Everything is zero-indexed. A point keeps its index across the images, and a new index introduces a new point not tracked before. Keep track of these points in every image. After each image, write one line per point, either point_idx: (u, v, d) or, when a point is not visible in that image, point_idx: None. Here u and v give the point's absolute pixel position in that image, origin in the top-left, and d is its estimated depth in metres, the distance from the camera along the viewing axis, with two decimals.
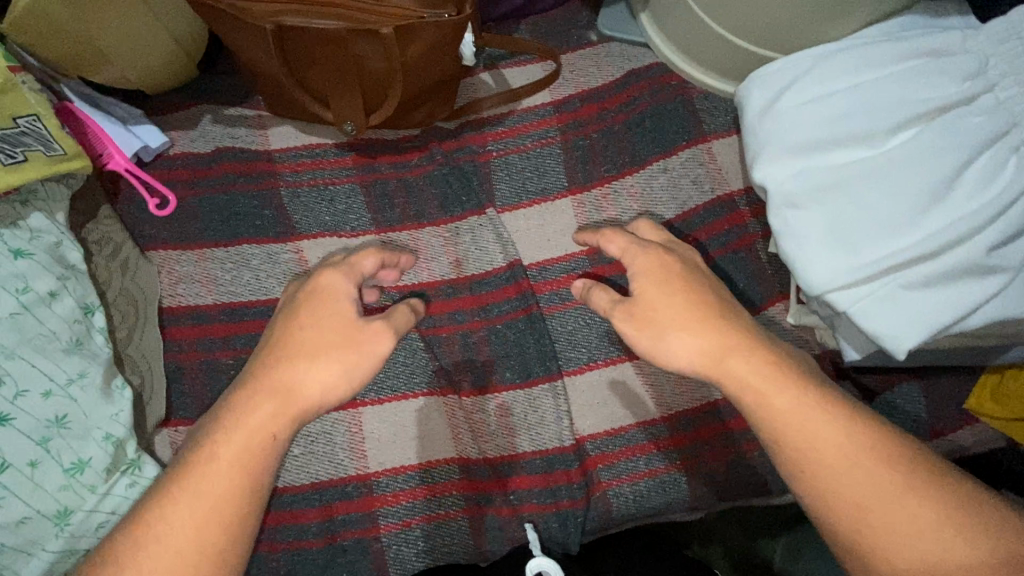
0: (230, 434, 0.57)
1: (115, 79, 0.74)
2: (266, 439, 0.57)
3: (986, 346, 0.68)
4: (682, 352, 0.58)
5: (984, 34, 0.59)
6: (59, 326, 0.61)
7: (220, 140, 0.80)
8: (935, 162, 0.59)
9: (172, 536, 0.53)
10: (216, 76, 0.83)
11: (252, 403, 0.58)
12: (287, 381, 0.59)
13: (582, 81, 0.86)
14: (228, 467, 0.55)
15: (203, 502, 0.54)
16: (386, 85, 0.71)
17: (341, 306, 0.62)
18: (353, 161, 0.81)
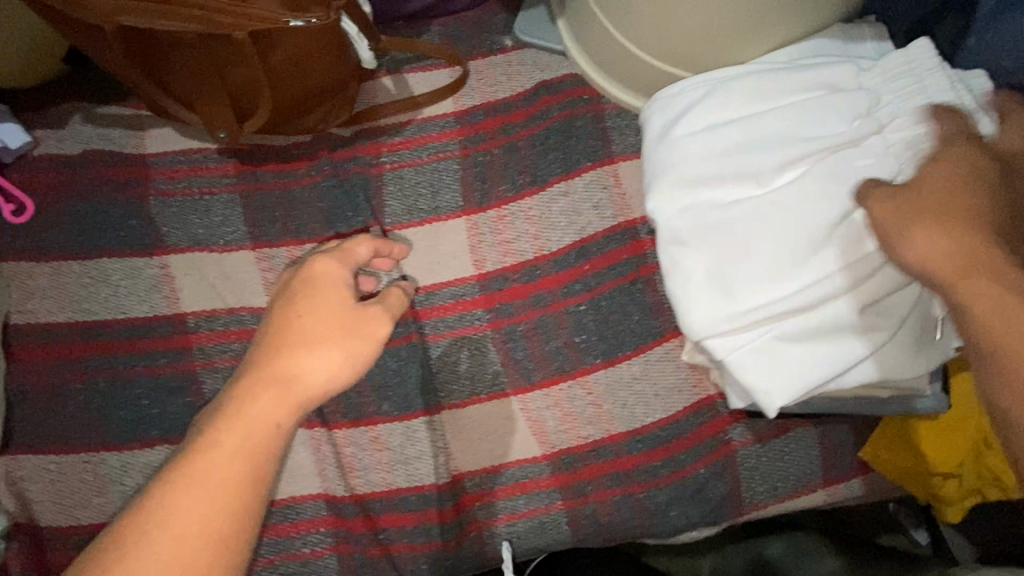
0: (235, 419, 0.51)
1: None
2: (270, 427, 0.51)
3: (882, 398, 0.65)
4: (938, 253, 0.48)
5: (880, 68, 0.56)
6: None
7: (90, 141, 0.73)
8: (822, 208, 0.55)
9: (178, 530, 0.46)
10: (91, 72, 0.77)
11: (260, 389, 0.52)
12: (291, 366, 0.54)
13: (489, 92, 0.81)
14: (230, 453, 0.49)
15: (203, 493, 0.47)
16: (253, 92, 0.66)
17: (338, 291, 0.58)
18: (234, 169, 0.75)
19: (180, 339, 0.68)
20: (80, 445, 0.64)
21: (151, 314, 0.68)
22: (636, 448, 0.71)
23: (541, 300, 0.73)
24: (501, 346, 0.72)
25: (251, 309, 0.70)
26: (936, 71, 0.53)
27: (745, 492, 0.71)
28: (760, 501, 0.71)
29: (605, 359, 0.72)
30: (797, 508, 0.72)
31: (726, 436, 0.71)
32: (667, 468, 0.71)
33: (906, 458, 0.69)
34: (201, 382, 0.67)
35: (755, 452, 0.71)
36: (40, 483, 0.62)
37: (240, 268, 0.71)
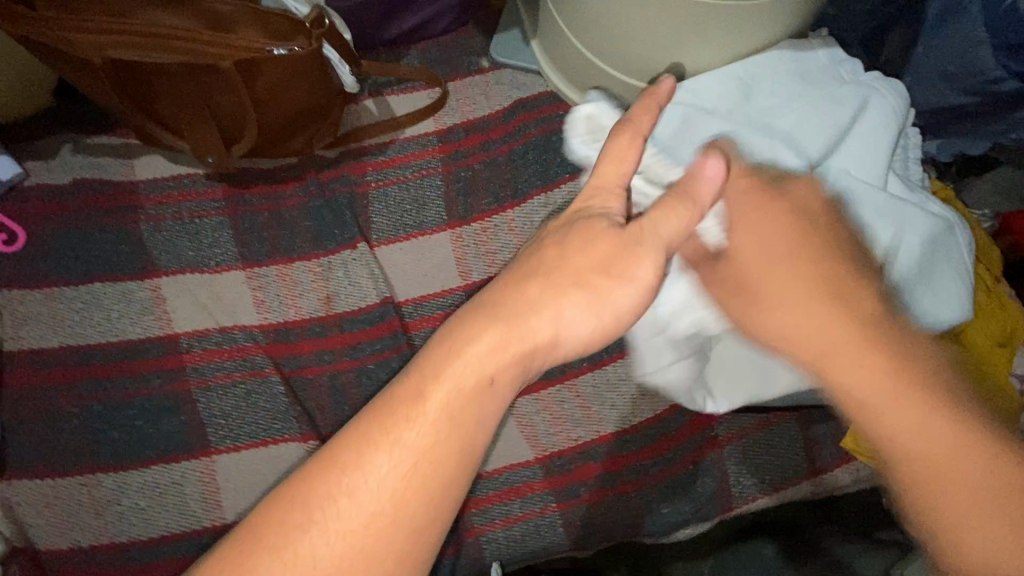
0: (457, 375, 0.42)
1: None
2: (485, 382, 0.42)
3: None
4: (799, 319, 0.47)
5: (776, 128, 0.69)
6: None
7: (79, 170, 0.76)
8: None
9: (384, 491, 0.40)
10: (77, 103, 0.78)
11: (486, 340, 0.43)
12: (518, 307, 0.44)
13: (468, 111, 0.84)
14: (443, 409, 0.41)
15: (396, 456, 0.40)
16: (239, 120, 0.69)
17: (594, 231, 0.47)
18: (223, 193, 0.78)
19: (172, 359, 0.69)
20: (73, 468, 0.64)
21: (143, 336, 0.70)
22: (626, 448, 0.73)
23: None
24: None
25: (243, 326, 0.72)
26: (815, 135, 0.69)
27: (734, 487, 0.73)
28: (748, 495, 0.73)
29: (590, 361, 0.75)
30: (785, 500, 0.74)
31: (710, 432, 0.73)
32: (657, 466, 0.73)
33: None
34: (195, 400, 0.68)
35: (740, 446, 0.73)
36: (35, 508, 0.62)
37: (230, 288, 0.73)
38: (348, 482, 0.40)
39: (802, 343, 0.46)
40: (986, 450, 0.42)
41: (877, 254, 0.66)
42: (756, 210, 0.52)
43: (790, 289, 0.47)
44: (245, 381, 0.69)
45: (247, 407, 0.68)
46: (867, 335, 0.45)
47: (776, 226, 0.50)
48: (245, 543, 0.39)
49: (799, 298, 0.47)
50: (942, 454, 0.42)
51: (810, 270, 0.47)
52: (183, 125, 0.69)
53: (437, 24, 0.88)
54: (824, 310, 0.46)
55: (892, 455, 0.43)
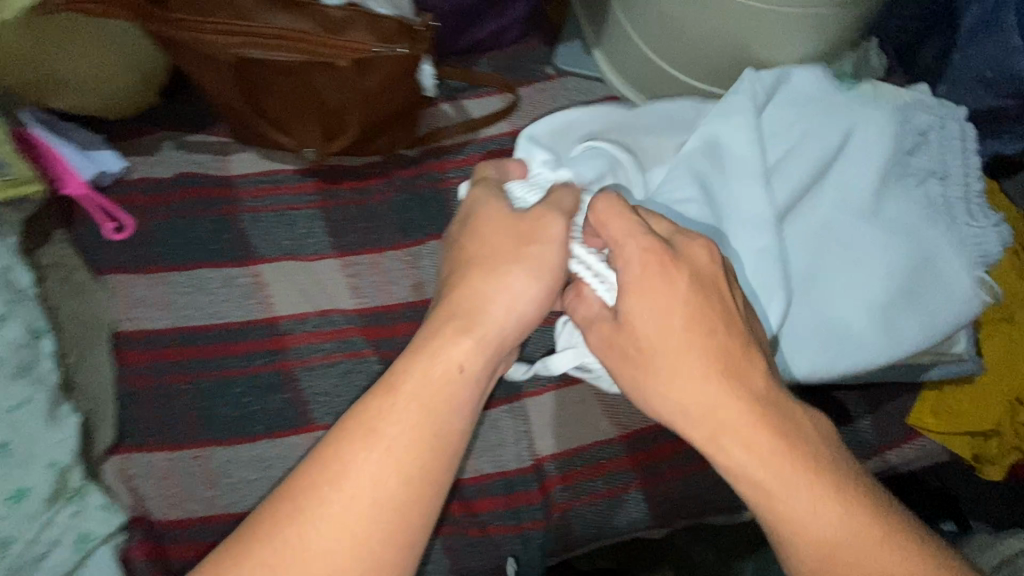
0: (427, 365, 0.51)
1: (78, 106, 0.74)
2: (453, 365, 0.51)
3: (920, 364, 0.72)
4: (697, 393, 0.50)
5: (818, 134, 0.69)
6: (5, 352, 0.63)
7: (180, 165, 0.80)
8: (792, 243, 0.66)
9: (378, 472, 0.47)
10: (179, 105, 0.84)
11: (451, 336, 0.52)
12: (473, 302, 0.54)
13: (537, 114, 0.90)
14: (415, 397, 0.49)
15: (386, 442, 0.48)
16: (344, 116, 0.73)
17: (506, 219, 0.56)
18: (314, 186, 0.82)
19: (274, 340, 0.73)
20: (185, 443, 0.67)
21: (247, 318, 0.73)
22: None
23: None
24: None
25: (340, 310, 0.75)
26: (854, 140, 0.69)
27: None
28: None
29: None
30: None
31: None
32: None
33: (959, 423, 0.74)
34: (297, 379, 0.71)
35: None
36: (150, 479, 0.65)
37: (326, 274, 0.77)
38: (343, 469, 0.47)
39: (699, 421, 0.50)
40: (861, 519, 0.48)
41: (910, 260, 0.67)
42: (649, 280, 0.51)
43: (677, 364, 0.50)
44: (344, 361, 0.72)
45: (346, 385, 0.71)
46: (747, 410, 0.49)
47: (675, 308, 0.51)
48: (259, 529, 0.46)
49: (699, 374, 0.50)
50: (829, 528, 0.47)
51: (710, 348, 0.50)
52: (289, 120, 0.74)
53: (506, 35, 0.94)
54: (717, 386, 0.50)
55: (770, 518, 0.49)
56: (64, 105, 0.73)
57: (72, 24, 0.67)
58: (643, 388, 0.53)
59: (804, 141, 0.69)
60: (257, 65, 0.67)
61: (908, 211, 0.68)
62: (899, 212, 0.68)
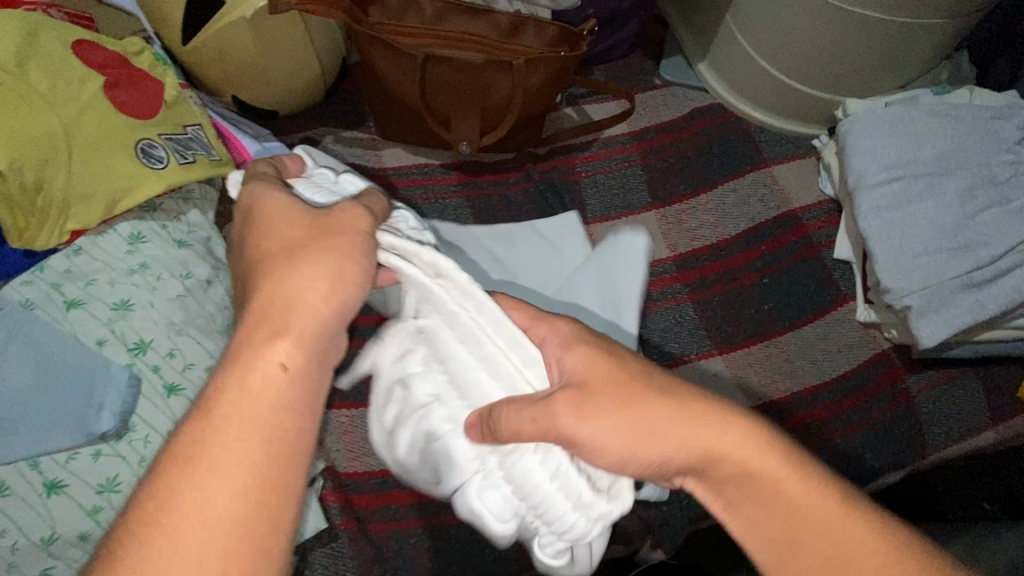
0: (241, 377, 0.39)
1: (275, 103, 0.85)
2: (275, 373, 0.40)
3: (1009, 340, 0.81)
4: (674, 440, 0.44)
5: (938, 125, 0.82)
6: (213, 309, 0.67)
7: (341, 157, 0.87)
8: (907, 204, 0.79)
9: (209, 504, 0.36)
10: (334, 105, 0.92)
11: (258, 341, 0.41)
12: (281, 297, 0.43)
13: (654, 116, 0.97)
14: (238, 425, 0.38)
15: (217, 489, 0.36)
16: (501, 110, 0.82)
17: (288, 210, 0.48)
18: (459, 178, 0.89)
19: None
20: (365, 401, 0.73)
21: None
22: (829, 399, 0.80)
23: (733, 275, 0.86)
24: (701, 315, 0.84)
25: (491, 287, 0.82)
26: (970, 132, 0.81)
27: (928, 435, 0.80)
28: (940, 444, 0.80)
29: (791, 322, 0.84)
30: (973, 449, 0.81)
31: (902, 386, 0.81)
32: (856, 417, 0.79)
33: None
34: None
35: (929, 398, 0.81)
36: (335, 434, 0.73)
37: None
38: (165, 517, 0.35)
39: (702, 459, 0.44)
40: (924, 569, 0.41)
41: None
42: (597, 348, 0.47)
43: (614, 416, 0.44)
44: None
45: None
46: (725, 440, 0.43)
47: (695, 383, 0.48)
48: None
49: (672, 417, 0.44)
50: None
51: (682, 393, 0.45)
52: (454, 114, 0.82)
53: (623, 46, 1.01)
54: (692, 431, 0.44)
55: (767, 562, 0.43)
56: (264, 103, 0.85)
57: (290, 30, 0.79)
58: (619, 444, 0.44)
59: (925, 133, 0.82)
60: (443, 62, 0.76)
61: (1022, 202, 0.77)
62: (1016, 203, 0.77)
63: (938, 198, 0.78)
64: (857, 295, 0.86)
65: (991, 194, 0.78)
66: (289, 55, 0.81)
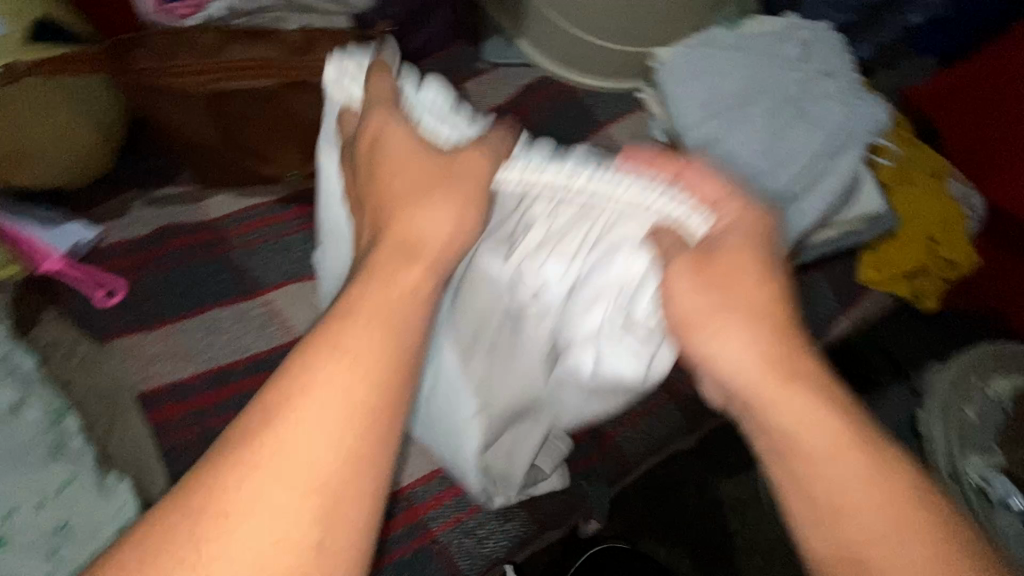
0: (376, 292, 0.40)
1: (61, 176, 0.75)
2: (407, 290, 0.41)
3: (843, 240, 0.88)
4: (732, 360, 0.43)
5: (736, 59, 0.87)
6: (33, 436, 0.58)
7: (157, 220, 0.78)
8: (731, 136, 0.83)
9: (337, 400, 0.35)
10: (138, 160, 0.83)
11: (394, 265, 0.42)
12: (410, 233, 0.44)
13: (488, 103, 0.97)
14: (368, 333, 0.38)
15: (333, 394, 0.35)
16: (314, 131, 0.76)
17: (411, 153, 0.47)
18: (298, 211, 0.82)
19: None
20: None
21: (270, 345, 0.72)
22: None
23: None
24: None
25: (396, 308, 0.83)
26: (765, 59, 0.87)
27: None
28: None
29: None
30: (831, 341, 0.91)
31: None
32: None
33: (890, 256, 0.90)
34: None
35: None
36: None
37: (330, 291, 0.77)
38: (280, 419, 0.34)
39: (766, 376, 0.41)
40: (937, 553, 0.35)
41: (830, 138, 0.83)
42: (736, 253, 0.45)
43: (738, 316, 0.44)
44: None
45: None
46: (778, 383, 0.41)
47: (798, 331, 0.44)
48: None
49: (746, 326, 0.43)
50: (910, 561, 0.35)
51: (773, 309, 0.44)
52: (268, 146, 0.76)
53: (438, 39, 0.99)
54: (768, 368, 0.41)
55: (798, 512, 0.39)
56: (46, 182, 0.74)
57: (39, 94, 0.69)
58: (693, 344, 0.45)
59: (727, 69, 0.87)
60: (234, 95, 0.71)
61: (819, 111, 0.84)
62: (815, 114, 0.84)
63: (752, 124, 0.84)
64: None
65: (793, 112, 0.84)
66: (53, 122, 0.71)
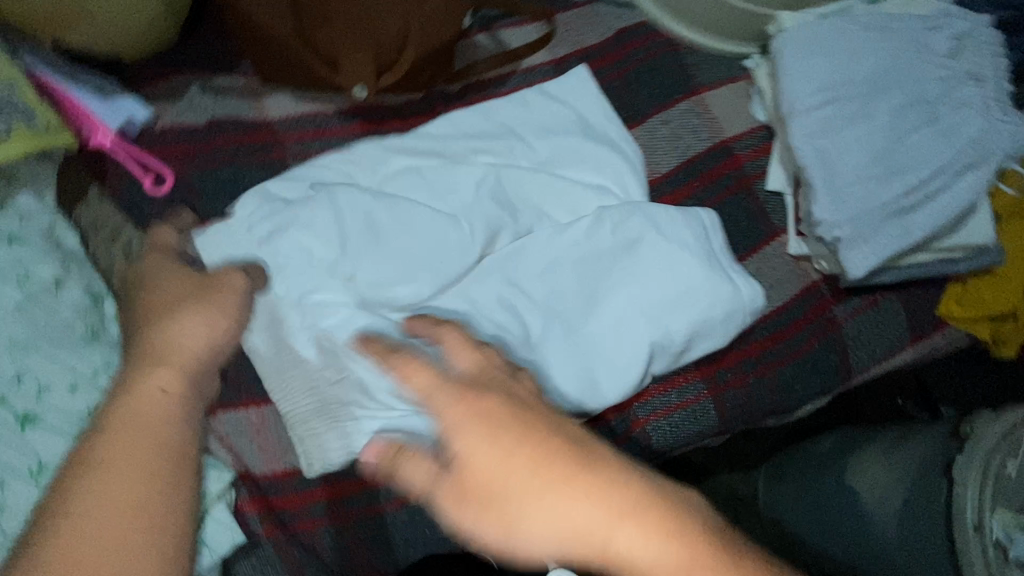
0: (128, 403, 0.47)
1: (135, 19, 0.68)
2: (158, 391, 0.48)
3: (932, 265, 0.81)
4: (560, 520, 0.41)
5: (875, 42, 0.77)
6: (70, 315, 0.57)
7: (214, 111, 0.73)
8: (845, 131, 0.75)
9: (107, 491, 0.43)
10: (194, 41, 0.77)
11: (143, 370, 0.49)
12: (163, 337, 0.51)
13: (577, 40, 0.87)
14: (131, 432, 0.45)
15: (109, 492, 0.43)
16: (397, 43, 0.71)
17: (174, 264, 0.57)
18: (359, 128, 0.77)
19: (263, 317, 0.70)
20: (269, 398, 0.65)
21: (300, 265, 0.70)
22: (758, 334, 0.78)
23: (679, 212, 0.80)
24: None
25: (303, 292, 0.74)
26: (902, 51, 0.77)
27: (853, 360, 0.80)
28: (864, 366, 0.81)
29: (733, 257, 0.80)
30: (893, 367, 0.83)
31: (831, 314, 0.80)
32: (785, 348, 0.78)
33: (987, 292, 0.82)
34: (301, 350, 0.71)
35: (856, 323, 0.81)
36: (244, 437, 0.63)
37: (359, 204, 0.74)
38: (78, 480, 0.43)
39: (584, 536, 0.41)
40: None
41: (957, 152, 0.74)
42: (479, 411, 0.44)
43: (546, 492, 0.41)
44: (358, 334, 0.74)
45: None
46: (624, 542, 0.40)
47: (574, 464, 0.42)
48: None
49: (568, 480, 0.41)
50: None
51: (557, 472, 0.41)
52: (341, 53, 0.70)
53: None
54: (587, 497, 0.41)
55: None
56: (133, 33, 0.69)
57: None
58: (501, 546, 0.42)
59: (860, 53, 0.77)
60: None
61: (950, 120, 0.74)
62: (943, 122, 0.75)
63: (868, 121, 0.75)
64: (788, 228, 0.82)
65: (920, 115, 0.75)
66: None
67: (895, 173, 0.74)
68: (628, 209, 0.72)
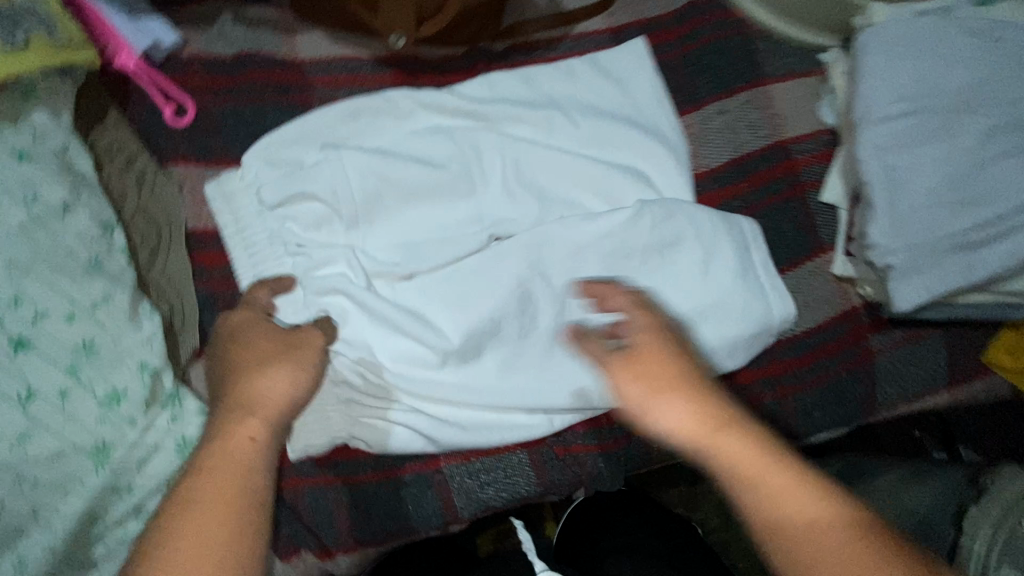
0: (222, 449, 0.45)
1: None
2: (245, 442, 0.45)
3: (987, 308, 0.74)
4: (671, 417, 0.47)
5: (975, 52, 0.68)
6: (74, 242, 0.55)
7: (244, 43, 0.69)
8: (924, 149, 0.67)
9: (197, 541, 0.40)
10: None
11: (233, 420, 0.47)
12: (245, 392, 0.49)
13: (639, 9, 0.79)
14: (220, 480, 0.43)
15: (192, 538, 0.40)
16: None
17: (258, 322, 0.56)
18: (393, 79, 0.72)
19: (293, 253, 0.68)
20: None
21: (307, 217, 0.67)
22: (788, 354, 0.74)
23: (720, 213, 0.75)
24: None
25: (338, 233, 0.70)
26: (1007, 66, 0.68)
27: (879, 396, 0.75)
28: (892, 402, 0.75)
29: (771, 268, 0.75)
30: (923, 408, 0.77)
31: (868, 344, 0.75)
32: (814, 372, 0.74)
33: None
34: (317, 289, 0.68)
35: (891, 357, 0.75)
36: None
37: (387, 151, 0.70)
38: (162, 540, 0.40)
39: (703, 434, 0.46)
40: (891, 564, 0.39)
41: None
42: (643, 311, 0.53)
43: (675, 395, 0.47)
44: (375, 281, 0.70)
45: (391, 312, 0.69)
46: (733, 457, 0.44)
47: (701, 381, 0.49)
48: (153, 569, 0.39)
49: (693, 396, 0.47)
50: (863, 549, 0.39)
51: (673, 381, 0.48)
52: None
53: None
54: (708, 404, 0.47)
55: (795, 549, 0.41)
56: None
57: None
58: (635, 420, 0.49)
59: (956, 63, 0.68)
60: None
61: None
62: None
63: (952, 141, 0.67)
64: (837, 246, 0.76)
65: (1014, 142, 0.66)
66: None
67: (969, 204, 0.67)
68: (669, 206, 0.66)
